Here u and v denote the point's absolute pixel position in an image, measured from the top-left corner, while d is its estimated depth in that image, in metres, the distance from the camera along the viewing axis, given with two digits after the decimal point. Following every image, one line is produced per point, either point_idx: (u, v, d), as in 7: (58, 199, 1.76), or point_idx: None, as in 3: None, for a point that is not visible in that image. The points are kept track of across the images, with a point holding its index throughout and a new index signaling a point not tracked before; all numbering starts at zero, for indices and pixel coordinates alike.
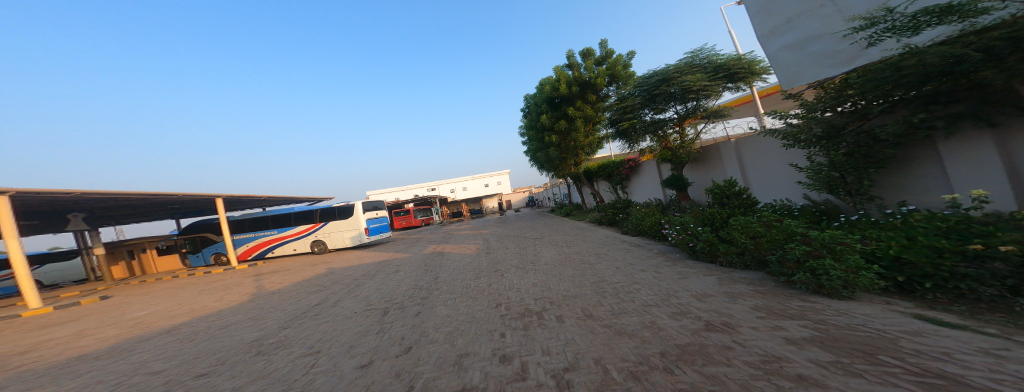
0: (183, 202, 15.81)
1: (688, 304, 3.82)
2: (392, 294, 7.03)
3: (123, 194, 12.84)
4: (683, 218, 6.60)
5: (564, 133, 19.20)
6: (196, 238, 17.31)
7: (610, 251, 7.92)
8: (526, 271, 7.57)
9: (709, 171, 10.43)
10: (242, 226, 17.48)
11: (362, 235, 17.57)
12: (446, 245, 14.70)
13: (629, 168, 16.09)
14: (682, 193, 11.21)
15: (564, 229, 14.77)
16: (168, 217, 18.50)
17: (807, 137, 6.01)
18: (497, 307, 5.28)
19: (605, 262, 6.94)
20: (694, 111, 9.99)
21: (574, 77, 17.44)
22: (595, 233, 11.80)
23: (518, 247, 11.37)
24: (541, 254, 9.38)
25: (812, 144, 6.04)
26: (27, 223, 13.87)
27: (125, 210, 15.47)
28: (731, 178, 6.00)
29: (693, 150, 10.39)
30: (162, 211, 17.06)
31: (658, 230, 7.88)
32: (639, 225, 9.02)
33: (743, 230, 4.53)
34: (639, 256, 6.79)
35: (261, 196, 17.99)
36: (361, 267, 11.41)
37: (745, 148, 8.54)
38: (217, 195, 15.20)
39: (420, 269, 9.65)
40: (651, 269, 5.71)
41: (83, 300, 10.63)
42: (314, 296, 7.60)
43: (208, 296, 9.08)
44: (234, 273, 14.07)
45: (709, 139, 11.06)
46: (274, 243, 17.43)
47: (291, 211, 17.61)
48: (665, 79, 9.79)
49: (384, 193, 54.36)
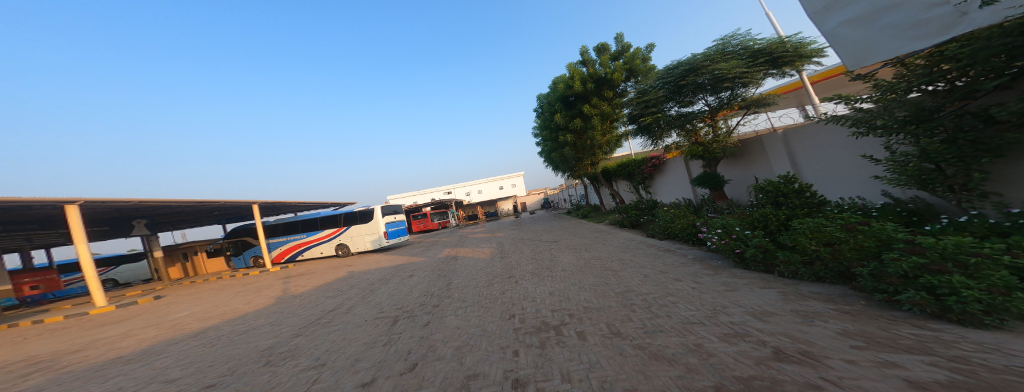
0: (226, 208, 16.99)
1: (743, 324, 3.08)
2: (404, 302, 6.78)
3: (174, 202, 14.00)
4: (724, 219, 5.71)
5: (581, 132, 18.43)
6: (238, 241, 18.53)
7: (636, 257, 7.13)
8: (542, 278, 6.99)
9: (750, 167, 9.26)
10: (275, 232, 18.48)
11: (382, 239, 17.94)
12: (461, 248, 14.49)
13: (652, 167, 15.01)
14: (717, 192, 10.08)
15: (583, 231, 13.96)
16: (213, 223, 20.00)
17: (887, 123, 4.98)
18: (511, 319, 4.78)
19: (631, 270, 6.20)
20: (729, 102, 8.97)
21: (589, 74, 16.75)
22: (617, 236, 10.92)
23: (534, 251, 10.82)
24: (558, 259, 8.78)
25: (893, 131, 4.98)
26: (98, 229, 15.49)
27: (176, 217, 16.92)
28: (788, 173, 5.08)
29: (729, 146, 9.31)
30: (207, 217, 18.46)
31: (693, 234, 6.98)
32: (670, 228, 8.09)
33: (814, 234, 3.78)
34: (671, 263, 5.98)
35: (291, 202, 18.93)
36: (378, 271, 11.43)
37: (797, 139, 7.42)
38: (252, 202, 16.21)
39: (433, 274, 9.41)
40: (686, 278, 4.93)
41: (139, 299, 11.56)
42: (330, 301, 7.53)
43: (238, 298, 9.40)
44: (266, 275, 14.77)
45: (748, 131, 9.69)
46: (303, 248, 18.24)
47: (317, 216, 18.31)
48: (692, 69, 8.84)
49: (405, 198, 56.06)
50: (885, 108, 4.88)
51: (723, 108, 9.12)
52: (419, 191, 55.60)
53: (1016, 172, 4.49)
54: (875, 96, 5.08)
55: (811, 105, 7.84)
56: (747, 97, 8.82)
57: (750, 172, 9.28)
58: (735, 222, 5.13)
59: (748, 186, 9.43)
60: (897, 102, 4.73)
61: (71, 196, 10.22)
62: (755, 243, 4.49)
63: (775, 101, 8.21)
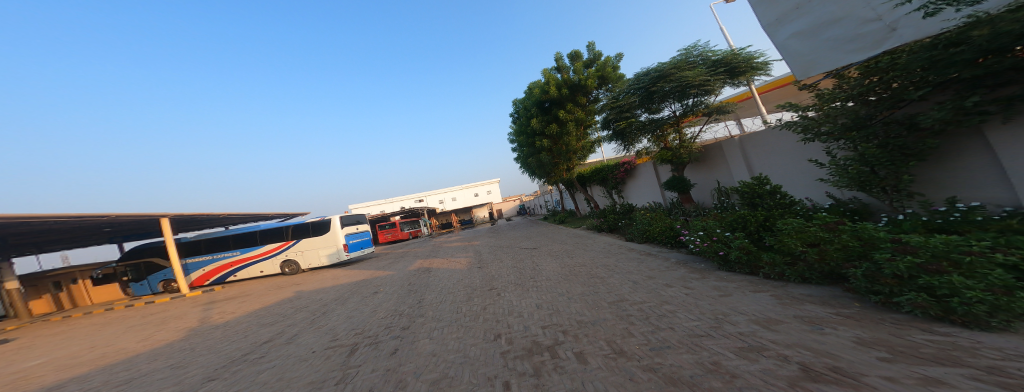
0: (122, 223, 13.78)
1: (754, 335, 2.86)
2: (365, 325, 5.78)
3: (40, 218, 10.85)
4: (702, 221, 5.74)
5: (556, 138, 18.53)
6: (140, 264, 15.17)
7: (620, 263, 6.98)
8: (526, 289, 6.47)
9: (713, 171, 9.77)
10: (197, 248, 15.49)
11: (341, 252, 15.98)
12: (434, 259, 13.42)
13: (624, 172, 15.47)
14: (685, 196, 10.59)
15: (561, 237, 13.86)
16: (110, 240, 16.24)
17: (831, 129, 5.25)
18: (496, 341, 4.18)
19: (618, 276, 5.98)
20: (694, 108, 9.38)
21: (563, 79, 16.98)
22: (597, 240, 10.91)
23: (514, 260, 10.31)
24: (541, 267, 8.37)
25: (835, 137, 5.27)
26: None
27: (51, 235, 13.32)
28: (761, 175, 5.25)
29: (694, 151, 9.76)
30: (99, 234, 14.86)
31: (674, 237, 7.03)
32: (648, 231, 8.19)
33: (798, 234, 3.75)
34: (656, 268, 5.88)
35: (218, 214, 16.01)
36: (335, 288, 9.98)
37: (751, 145, 7.93)
38: (162, 215, 13.33)
39: (402, 289, 8.40)
40: (677, 284, 4.77)
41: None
42: (266, 330, 6.19)
43: (139, 334, 7.45)
44: (185, 301, 12.20)
45: (710, 138, 10.37)
46: (236, 266, 15.52)
47: (256, 230, 15.72)
48: (661, 76, 9.20)
49: (368, 206, 52.05)
50: (828, 115, 5.14)
51: (686, 114, 9.54)
52: (386, 199, 52.16)
53: (934, 174, 5.13)
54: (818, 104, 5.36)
55: (763, 114, 8.46)
56: (710, 103, 9.29)
57: (714, 176, 9.79)
58: (715, 224, 5.15)
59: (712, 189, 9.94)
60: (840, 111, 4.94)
61: None
62: (737, 245, 4.47)
63: (733, 109, 8.69)
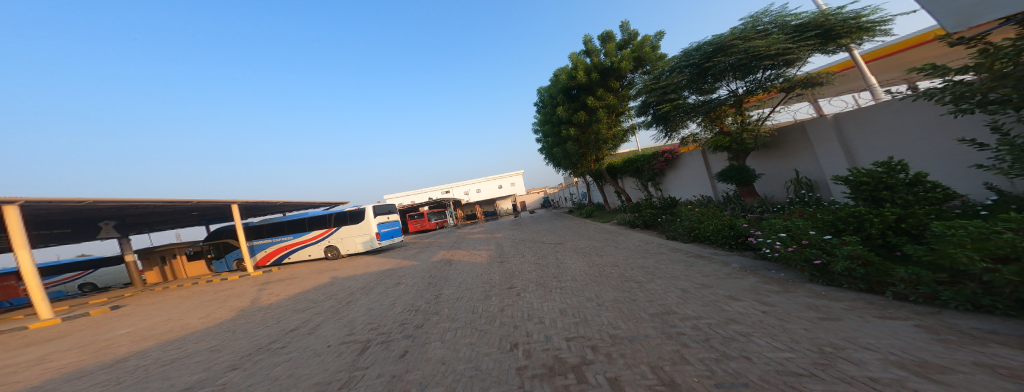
0: (200, 209, 15.72)
1: (902, 387, 1.83)
2: (381, 320, 5.57)
3: (140, 202, 12.68)
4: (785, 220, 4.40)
5: (585, 126, 17.22)
6: (218, 244, 17.42)
7: (662, 265, 5.90)
8: (548, 291, 5.75)
9: (793, 159, 7.87)
10: (260, 232, 17.23)
11: (374, 240, 16.70)
12: (457, 250, 13.32)
13: (664, 161, 13.77)
14: (745, 189, 8.80)
15: (589, 232, 12.76)
16: (193, 224, 18.75)
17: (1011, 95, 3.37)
18: (512, 352, 3.55)
19: (661, 281, 4.97)
20: (766, 87, 7.58)
21: (593, 64, 15.62)
22: (630, 237, 9.67)
23: (536, 254, 9.62)
24: (565, 265, 7.60)
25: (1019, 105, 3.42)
26: (59, 232, 14.17)
27: (151, 218, 15.67)
28: (893, 158, 3.60)
29: (763, 135, 7.97)
30: (183, 218, 17.17)
31: (738, 240, 5.71)
32: (698, 231, 6.87)
33: (970, 240, 2.37)
34: (710, 274, 4.76)
35: (276, 201, 17.65)
36: (363, 276, 10.24)
37: (852, 124, 6.13)
38: (231, 201, 14.94)
39: (422, 281, 8.24)
40: (745, 296, 3.69)
41: (91, 311, 10.26)
42: (294, 317, 6.30)
43: (198, 310, 8.18)
44: (245, 280, 13.57)
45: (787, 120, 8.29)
46: (290, 249, 17.01)
47: (304, 216, 17.06)
48: (720, 49, 7.59)
49: (402, 197, 54.76)
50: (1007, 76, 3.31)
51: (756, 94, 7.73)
52: (418, 191, 54.27)
53: None
54: (983, 64, 3.59)
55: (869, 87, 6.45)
56: (791, 77, 7.35)
57: (792, 165, 7.89)
58: (806, 224, 3.88)
59: (788, 181, 8.07)
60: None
61: (9, 196, 8.93)
62: (846, 253, 3.25)
63: (827, 81, 6.72)
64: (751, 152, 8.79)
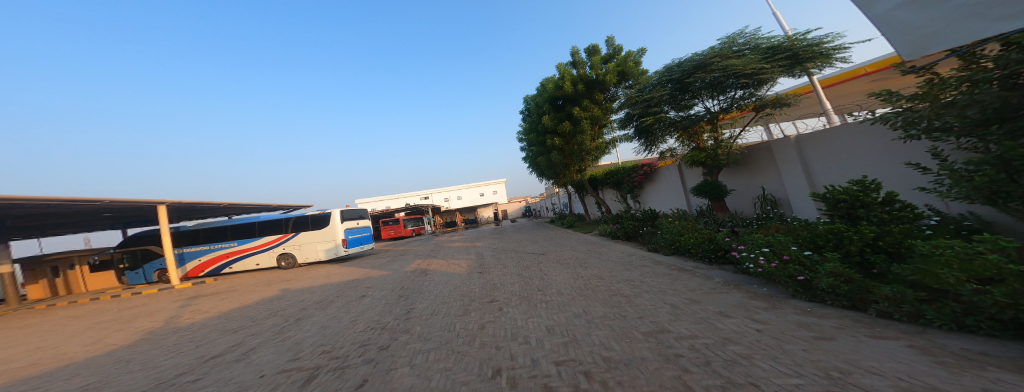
0: (120, 209, 13.32)
1: None
2: (338, 341, 4.81)
3: (31, 199, 10.32)
4: (766, 235, 4.46)
5: (568, 136, 17.51)
6: (138, 251, 14.82)
7: (647, 278, 5.80)
8: (533, 306, 5.38)
9: (758, 177, 8.43)
10: (195, 238, 14.97)
11: (339, 247, 15.21)
12: (433, 259, 12.50)
13: (643, 174, 14.25)
14: (718, 203, 9.24)
15: (571, 243, 12.68)
16: (110, 226, 15.91)
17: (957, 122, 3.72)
18: (493, 380, 3.10)
19: (649, 297, 4.82)
20: (738, 105, 8.18)
21: (579, 75, 16.10)
22: (614, 249, 9.70)
23: (520, 265, 9.22)
24: (550, 277, 7.30)
25: (966, 133, 3.77)
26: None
27: (50, 218, 12.98)
28: (869, 181, 3.76)
29: (733, 152, 8.54)
30: (97, 219, 14.50)
31: (718, 253, 5.82)
32: (678, 244, 7.00)
33: (961, 262, 2.37)
34: (696, 288, 4.71)
35: (218, 202, 15.49)
36: (323, 288, 9.14)
37: (813, 146, 6.64)
38: (160, 200, 12.80)
39: (392, 294, 7.47)
40: (735, 313, 3.60)
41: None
42: (227, 340, 5.28)
43: (101, 333, 6.68)
44: (172, 293, 11.56)
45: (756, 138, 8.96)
46: (233, 257, 14.94)
47: (255, 220, 15.14)
48: (700, 66, 8.05)
49: (374, 202, 51.87)
50: (956, 105, 3.65)
51: (729, 111, 8.31)
52: (392, 196, 51.77)
53: None
54: (931, 94, 3.99)
55: (826, 111, 7.16)
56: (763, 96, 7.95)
57: (758, 182, 8.46)
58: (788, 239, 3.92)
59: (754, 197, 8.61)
60: (980, 98, 3.38)
61: None
62: (828, 270, 3.27)
63: (792, 103, 7.34)
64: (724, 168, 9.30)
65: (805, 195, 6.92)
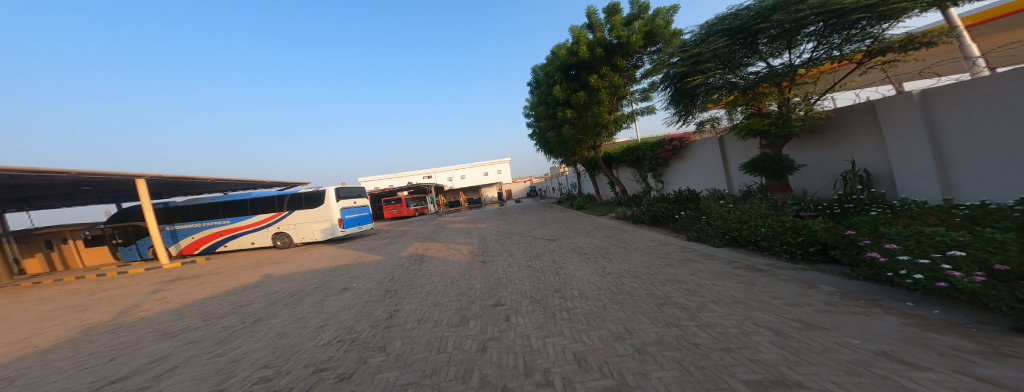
0: (98, 183, 12.22)
1: None
2: (287, 361, 3.50)
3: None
4: (948, 233, 2.65)
5: (583, 109, 15.56)
6: (127, 227, 13.94)
7: (704, 279, 4.26)
8: (551, 318, 3.98)
9: (847, 147, 6.64)
10: (185, 215, 13.98)
11: (335, 227, 14.11)
12: (433, 242, 11.25)
13: (671, 150, 12.41)
14: (777, 182, 7.43)
15: (586, 227, 11.21)
16: (98, 200, 14.97)
17: None
18: None
19: (722, 308, 3.29)
20: (835, 56, 6.27)
21: (595, 38, 13.94)
22: (641, 235, 8.21)
23: (530, 254, 7.84)
24: (569, 272, 5.88)
25: None
26: None
27: (26, 192, 11.98)
28: None
29: (816, 117, 6.69)
30: (80, 194, 13.60)
31: (810, 248, 4.12)
32: (738, 234, 5.37)
33: None
34: (795, 299, 3.15)
35: (206, 177, 14.36)
36: (306, 275, 8.00)
37: (950, 102, 4.78)
38: (137, 175, 11.62)
39: (379, 288, 6.22)
40: (924, 359, 2.02)
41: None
42: (156, 351, 4.06)
43: (38, 327, 5.61)
44: (155, 274, 10.73)
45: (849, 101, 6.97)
46: (226, 236, 14.02)
47: (246, 197, 14.02)
48: (779, 5, 5.99)
49: (376, 180, 50.85)
50: None
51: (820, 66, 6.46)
52: (395, 174, 50.62)
53: None
54: None
55: (983, 56, 5.10)
56: (875, 41, 5.72)
57: (846, 154, 6.66)
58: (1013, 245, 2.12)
59: (838, 175, 6.83)
60: None
61: None
62: None
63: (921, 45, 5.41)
64: (797, 138, 7.50)
65: (929, 169, 5.16)
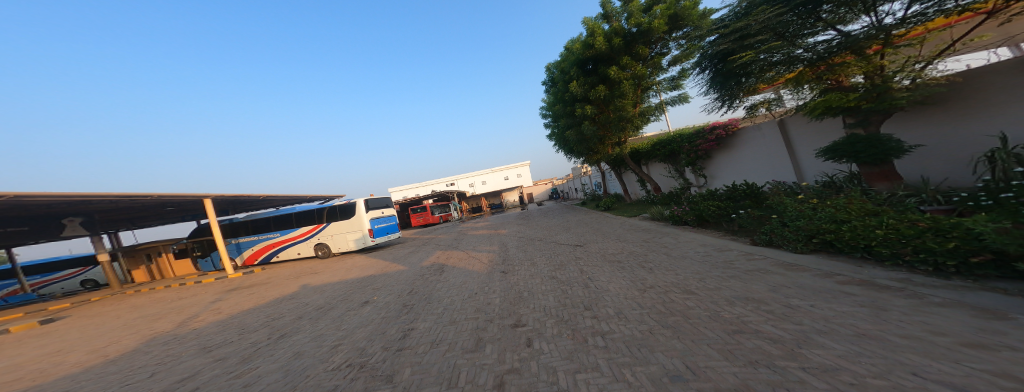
0: (176, 204, 14.02)
1: None
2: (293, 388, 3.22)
3: (95, 197, 10.91)
4: None
5: (604, 103, 14.36)
6: (203, 241, 15.95)
7: (794, 298, 3.24)
8: (583, 346, 3.26)
9: (989, 116, 4.89)
10: (245, 229, 15.60)
11: (366, 237, 14.67)
12: (455, 250, 11.05)
13: (713, 140, 10.74)
14: (879, 170, 5.84)
15: (613, 230, 10.13)
16: (179, 218, 17.31)
17: None
18: None
19: (837, 342, 2.33)
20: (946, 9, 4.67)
21: (613, 28, 12.74)
22: (685, 239, 7.04)
23: (552, 262, 7.15)
24: (600, 285, 5.08)
25: None
26: (19, 230, 12.67)
27: (125, 214, 14.14)
28: None
29: (930, 85, 5.02)
30: (164, 214, 15.78)
31: (972, 258, 2.91)
32: (835, 238, 4.19)
33: None
34: (969, 334, 2.13)
35: (259, 195, 15.86)
36: (334, 286, 8.16)
37: None
38: (205, 195, 13.14)
39: (398, 302, 5.99)
40: None
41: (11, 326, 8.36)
42: (187, 367, 4.09)
43: (113, 336, 6.25)
44: (221, 283, 11.95)
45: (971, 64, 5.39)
46: (277, 247, 15.34)
47: (291, 212, 15.21)
48: None
49: (406, 190, 53.19)
50: None
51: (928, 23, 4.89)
52: (422, 184, 52.46)
53: None
54: None
55: None
56: None
57: (989, 127, 4.91)
58: None
59: (980, 155, 5.07)
60: None
61: None
62: None
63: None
64: (899, 114, 5.91)
65: None
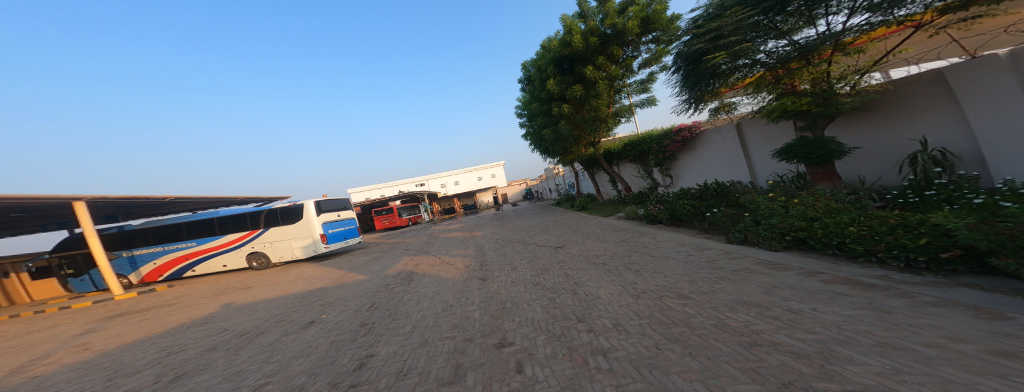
0: (42, 207, 10.78)
1: None
2: None
3: None
4: None
5: (579, 103, 14.46)
6: (82, 255, 12.47)
7: (796, 301, 3.04)
8: (585, 368, 2.76)
9: (917, 122, 5.62)
10: (146, 238, 12.51)
11: (316, 244, 12.73)
12: (425, 256, 9.99)
13: (680, 141, 11.27)
14: (822, 169, 6.37)
15: (595, 230, 10.04)
16: (52, 224, 13.51)
17: None
18: None
19: (863, 354, 2.02)
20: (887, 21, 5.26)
21: (589, 27, 12.93)
22: (662, 238, 7.04)
23: (536, 266, 6.64)
24: (593, 291, 4.68)
25: None
26: None
27: None
28: None
29: (868, 91, 5.67)
30: (23, 220, 12.07)
31: (941, 255, 2.96)
32: (808, 235, 4.28)
33: None
34: (987, 340, 1.90)
35: (163, 196, 12.75)
36: (270, 305, 6.68)
37: None
38: (84, 196, 10.23)
39: (353, 321, 4.95)
40: None
41: None
42: None
43: None
44: (103, 308, 9.26)
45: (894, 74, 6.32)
46: (194, 259, 12.57)
47: (214, 216, 12.54)
48: None
49: (366, 191, 49.25)
50: None
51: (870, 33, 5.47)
52: (385, 183, 48.94)
53: None
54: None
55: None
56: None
57: (912, 132, 5.72)
58: None
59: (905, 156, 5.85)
60: None
61: None
62: None
63: None
64: (842, 118, 6.64)
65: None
